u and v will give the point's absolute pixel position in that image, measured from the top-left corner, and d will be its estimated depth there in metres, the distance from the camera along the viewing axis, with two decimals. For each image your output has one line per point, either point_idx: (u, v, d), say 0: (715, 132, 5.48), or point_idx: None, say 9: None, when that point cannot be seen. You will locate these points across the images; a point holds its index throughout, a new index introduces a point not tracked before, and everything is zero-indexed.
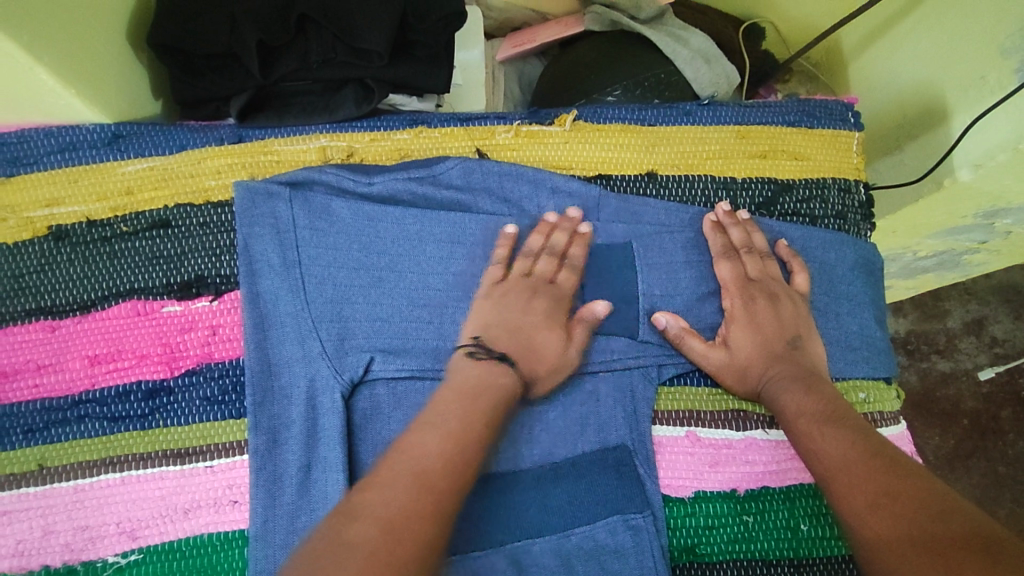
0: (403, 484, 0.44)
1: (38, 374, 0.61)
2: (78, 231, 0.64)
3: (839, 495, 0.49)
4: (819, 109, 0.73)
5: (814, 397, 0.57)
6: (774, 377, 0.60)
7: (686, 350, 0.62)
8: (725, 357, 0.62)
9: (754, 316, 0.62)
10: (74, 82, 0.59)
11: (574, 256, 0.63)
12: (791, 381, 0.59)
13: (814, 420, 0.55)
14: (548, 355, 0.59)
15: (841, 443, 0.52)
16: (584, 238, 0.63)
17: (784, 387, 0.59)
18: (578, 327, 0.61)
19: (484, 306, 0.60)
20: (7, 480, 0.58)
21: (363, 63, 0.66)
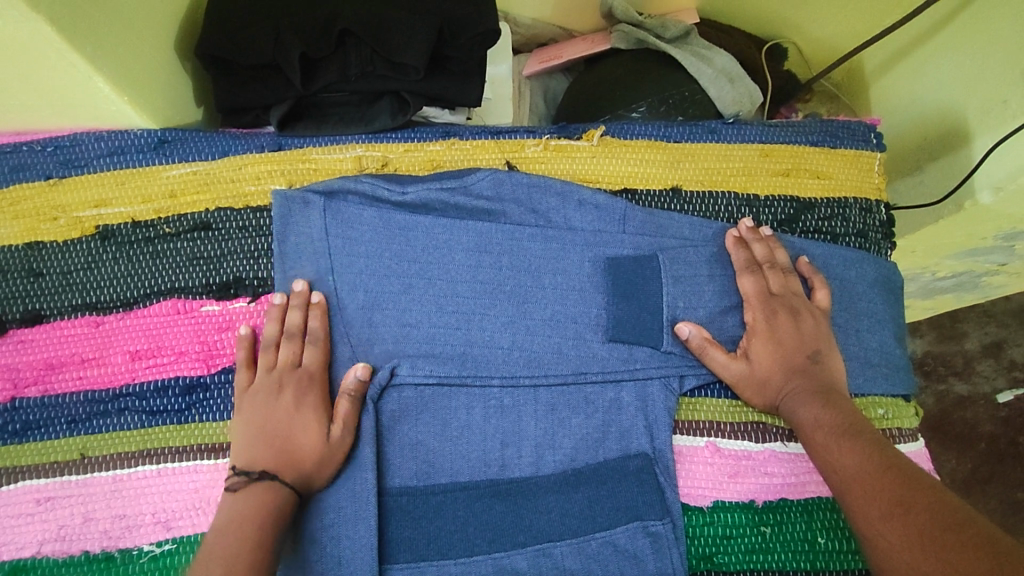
0: None
1: (84, 367, 0.64)
2: (123, 232, 0.67)
3: (853, 507, 0.51)
4: (841, 130, 0.74)
5: (829, 407, 0.58)
6: (793, 394, 0.61)
7: (710, 364, 0.63)
8: (743, 369, 0.63)
9: (776, 330, 0.63)
10: (127, 89, 0.62)
11: (312, 329, 0.61)
12: (808, 393, 0.60)
13: (831, 430, 0.56)
14: (312, 448, 0.57)
15: (856, 454, 0.53)
16: (320, 307, 0.62)
17: (802, 403, 0.60)
18: (343, 401, 0.59)
19: (242, 421, 0.59)
20: (52, 467, 0.61)
21: (400, 76, 0.68)
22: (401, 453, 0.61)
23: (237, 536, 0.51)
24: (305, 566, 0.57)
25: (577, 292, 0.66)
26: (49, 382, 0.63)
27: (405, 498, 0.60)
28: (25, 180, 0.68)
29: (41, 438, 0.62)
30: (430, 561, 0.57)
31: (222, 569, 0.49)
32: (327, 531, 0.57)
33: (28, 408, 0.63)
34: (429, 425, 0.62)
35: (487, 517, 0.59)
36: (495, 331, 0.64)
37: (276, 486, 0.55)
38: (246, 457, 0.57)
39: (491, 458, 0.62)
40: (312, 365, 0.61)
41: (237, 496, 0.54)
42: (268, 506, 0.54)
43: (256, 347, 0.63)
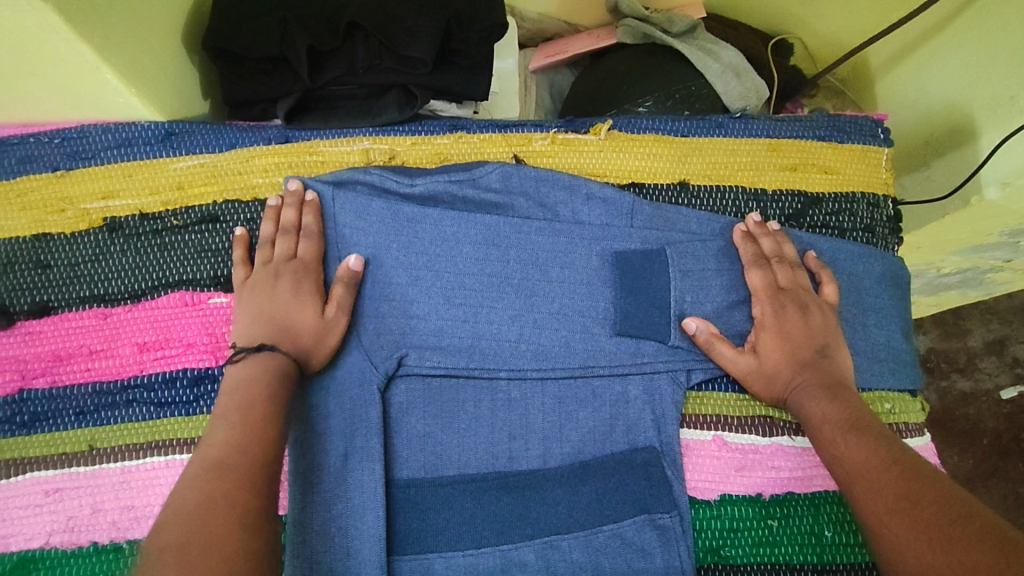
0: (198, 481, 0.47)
1: (92, 358, 0.64)
2: (131, 223, 0.67)
3: (860, 503, 0.51)
4: (849, 124, 0.74)
5: (836, 402, 0.58)
6: (802, 387, 0.61)
7: (718, 357, 0.63)
8: (750, 361, 0.63)
9: (783, 322, 0.63)
10: (134, 81, 0.62)
11: (306, 225, 0.63)
12: (818, 388, 0.60)
13: (837, 426, 0.57)
14: (310, 326, 0.59)
15: (862, 450, 0.54)
16: (314, 205, 0.64)
17: (810, 397, 0.60)
18: (337, 287, 0.61)
19: (242, 308, 0.61)
20: (60, 458, 0.61)
21: (408, 70, 0.68)
22: (409, 445, 0.61)
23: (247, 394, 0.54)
24: (312, 558, 0.56)
25: (585, 285, 0.66)
26: (57, 374, 0.63)
27: (412, 490, 0.60)
28: (33, 172, 0.68)
29: (50, 430, 0.62)
30: (438, 552, 0.58)
31: (236, 424, 0.52)
32: (335, 523, 0.57)
33: (36, 399, 0.63)
34: (437, 418, 0.62)
35: (494, 509, 0.60)
36: (502, 324, 0.64)
37: (278, 353, 0.57)
38: (246, 337, 0.59)
39: (498, 450, 0.62)
40: (307, 256, 0.63)
41: (242, 364, 0.57)
42: (274, 367, 0.56)
43: (252, 247, 0.65)
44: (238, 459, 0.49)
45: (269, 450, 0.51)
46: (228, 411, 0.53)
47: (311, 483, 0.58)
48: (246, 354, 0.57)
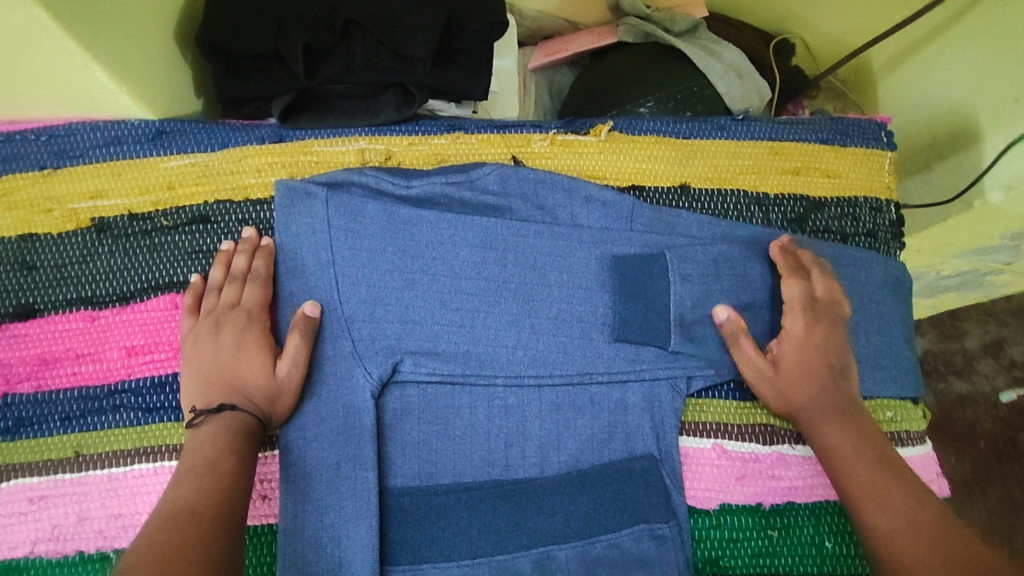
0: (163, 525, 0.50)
1: (77, 363, 0.62)
2: (119, 224, 0.65)
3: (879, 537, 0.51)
4: (852, 127, 0.73)
5: (851, 429, 0.58)
6: (819, 412, 0.60)
7: (739, 355, 0.62)
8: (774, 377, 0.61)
9: (805, 340, 0.62)
10: (124, 79, 0.60)
11: (256, 270, 0.63)
12: (829, 413, 0.60)
13: (852, 452, 0.57)
14: (262, 384, 0.59)
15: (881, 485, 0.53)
16: (267, 251, 0.64)
17: (826, 423, 0.59)
18: (292, 335, 0.60)
19: (187, 364, 0.61)
20: (44, 465, 0.59)
21: (405, 68, 0.67)
22: (403, 453, 0.60)
23: (211, 446, 0.56)
24: (303, 568, 0.56)
25: (583, 290, 0.65)
26: (42, 378, 0.62)
27: (407, 498, 0.59)
28: (18, 170, 0.66)
29: (35, 436, 0.60)
30: (432, 563, 0.56)
31: (199, 471, 0.54)
32: (328, 532, 0.56)
33: (21, 404, 0.61)
34: (431, 424, 0.61)
35: (490, 518, 0.58)
36: (499, 329, 0.63)
37: (236, 414, 0.58)
38: (199, 400, 0.59)
39: (494, 458, 0.61)
40: (252, 303, 0.62)
41: (201, 425, 0.58)
42: (231, 421, 0.58)
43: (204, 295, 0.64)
44: (197, 505, 0.52)
45: (229, 492, 0.54)
46: (190, 465, 0.55)
47: (303, 492, 0.58)
48: (205, 416, 0.58)
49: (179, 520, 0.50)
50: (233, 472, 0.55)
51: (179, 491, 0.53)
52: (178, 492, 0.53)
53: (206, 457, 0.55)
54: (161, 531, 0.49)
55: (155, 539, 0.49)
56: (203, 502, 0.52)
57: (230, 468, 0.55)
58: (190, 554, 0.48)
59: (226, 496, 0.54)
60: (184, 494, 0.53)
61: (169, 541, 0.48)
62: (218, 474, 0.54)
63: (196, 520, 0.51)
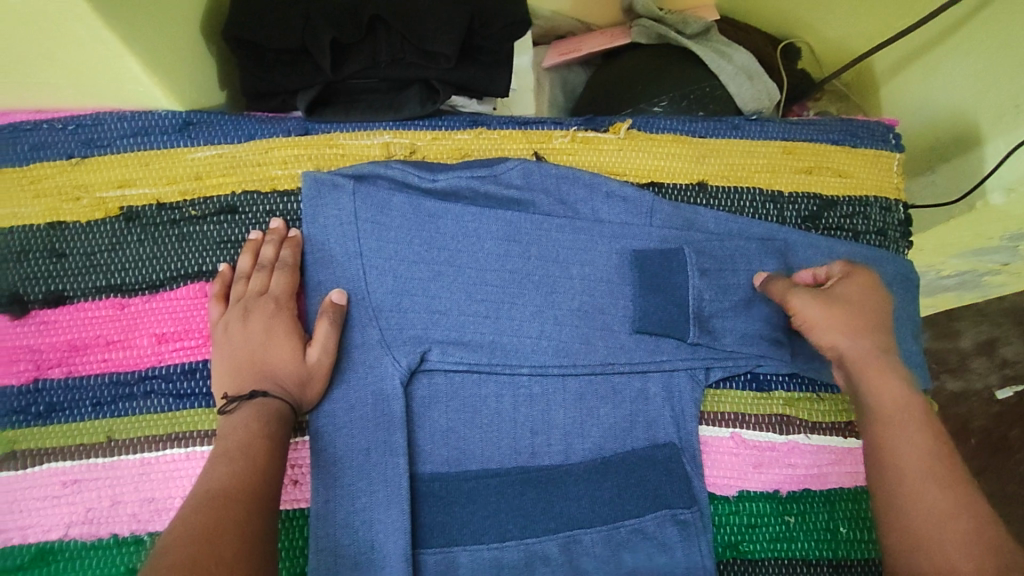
0: (198, 508, 0.50)
1: (108, 349, 0.63)
2: (147, 213, 0.66)
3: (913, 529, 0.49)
4: (862, 129, 0.75)
5: (905, 387, 0.55)
6: (873, 360, 0.56)
7: (788, 292, 0.60)
8: (830, 312, 0.57)
9: (858, 297, 0.59)
10: (156, 70, 0.61)
11: (284, 259, 0.64)
12: (883, 365, 0.56)
13: (901, 422, 0.54)
14: (293, 371, 0.60)
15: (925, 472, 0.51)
16: (294, 241, 0.66)
17: (875, 372, 0.56)
18: (321, 322, 0.61)
19: (218, 351, 0.61)
20: (76, 450, 0.60)
21: (431, 64, 0.68)
22: (432, 440, 0.62)
23: (245, 431, 0.57)
24: (336, 551, 0.57)
25: (605, 283, 0.67)
26: (72, 364, 0.62)
27: (437, 484, 0.60)
28: (47, 159, 0.66)
29: (66, 421, 0.61)
30: (462, 545, 0.59)
31: (234, 458, 0.55)
32: (360, 516, 0.58)
33: (52, 389, 0.61)
34: (458, 412, 0.63)
35: (519, 503, 0.60)
36: (523, 320, 0.65)
37: (268, 400, 0.59)
38: (231, 386, 0.60)
39: (521, 446, 0.63)
40: (280, 291, 0.63)
41: (233, 413, 0.58)
42: (263, 409, 0.58)
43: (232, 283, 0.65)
44: (231, 490, 0.52)
45: (262, 477, 0.55)
46: (223, 450, 0.56)
47: (334, 478, 0.59)
48: (238, 403, 0.59)
49: (214, 504, 0.51)
50: (267, 457, 0.56)
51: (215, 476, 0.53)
52: (211, 478, 0.54)
53: (239, 441, 0.56)
54: (198, 515, 0.50)
55: (191, 521, 0.49)
56: (237, 486, 0.53)
57: (264, 455, 0.56)
58: (229, 537, 0.49)
59: (259, 480, 0.54)
60: (219, 479, 0.53)
61: (205, 522, 0.49)
62: (252, 460, 0.55)
63: (230, 504, 0.51)
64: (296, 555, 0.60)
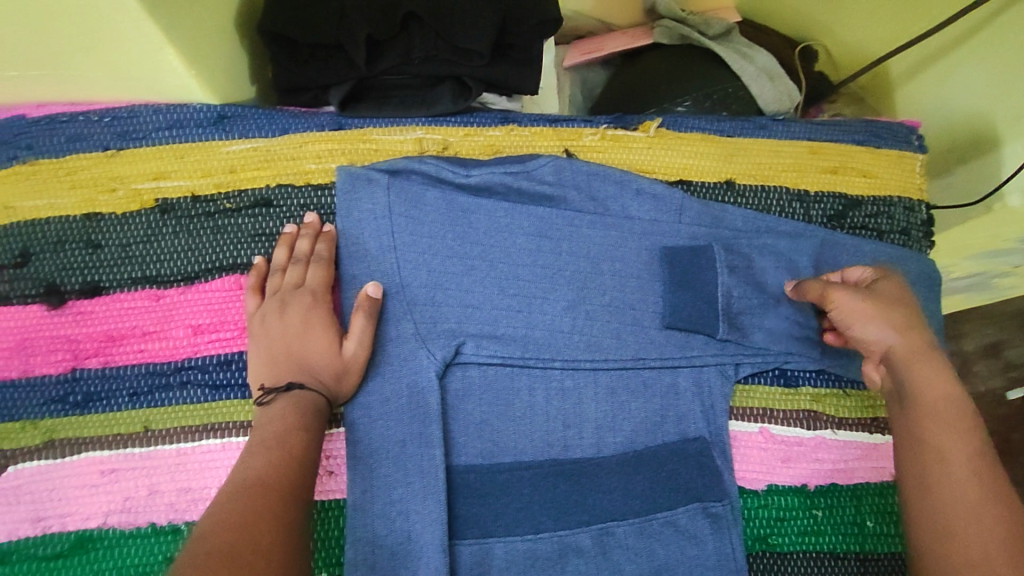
0: (236, 495, 0.51)
1: (144, 340, 0.63)
2: (183, 205, 0.66)
3: (945, 517, 0.51)
4: (885, 130, 0.76)
5: (952, 381, 0.56)
6: (918, 354, 0.57)
7: (828, 290, 0.60)
8: (874, 308, 0.58)
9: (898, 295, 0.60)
10: (195, 63, 0.62)
11: (319, 253, 0.65)
12: (928, 360, 0.57)
13: (940, 420, 0.54)
14: (330, 363, 0.61)
15: (959, 464, 0.52)
16: (329, 236, 0.66)
17: (918, 368, 0.57)
18: (357, 316, 0.61)
19: (255, 343, 0.62)
20: (114, 439, 0.60)
21: (462, 61, 0.69)
22: (466, 432, 0.62)
23: (282, 422, 0.57)
24: (374, 541, 0.58)
25: (636, 279, 0.67)
26: (109, 354, 0.62)
27: (472, 475, 0.61)
28: (83, 150, 0.67)
29: (104, 410, 0.61)
30: (497, 537, 0.59)
31: (272, 448, 0.55)
32: (397, 506, 0.59)
33: (89, 379, 0.62)
34: (492, 404, 0.63)
35: (553, 495, 0.61)
36: (555, 315, 0.65)
37: (304, 392, 0.59)
38: (268, 377, 0.61)
39: (553, 439, 0.63)
40: (316, 284, 0.64)
41: (271, 404, 0.59)
42: (301, 401, 0.59)
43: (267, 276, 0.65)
44: (269, 480, 0.53)
45: (298, 469, 0.55)
46: (260, 440, 0.56)
47: (370, 469, 0.60)
48: (276, 394, 0.59)
49: (250, 492, 0.51)
50: (304, 450, 0.56)
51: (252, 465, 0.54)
52: (247, 468, 0.54)
53: (277, 432, 0.57)
54: (236, 503, 0.50)
55: (229, 508, 0.50)
56: (274, 476, 0.53)
57: (302, 448, 0.56)
58: (264, 524, 0.49)
59: (295, 472, 0.54)
60: (256, 469, 0.54)
61: (242, 509, 0.49)
62: (290, 453, 0.55)
63: (266, 493, 0.51)
64: (331, 546, 0.60)
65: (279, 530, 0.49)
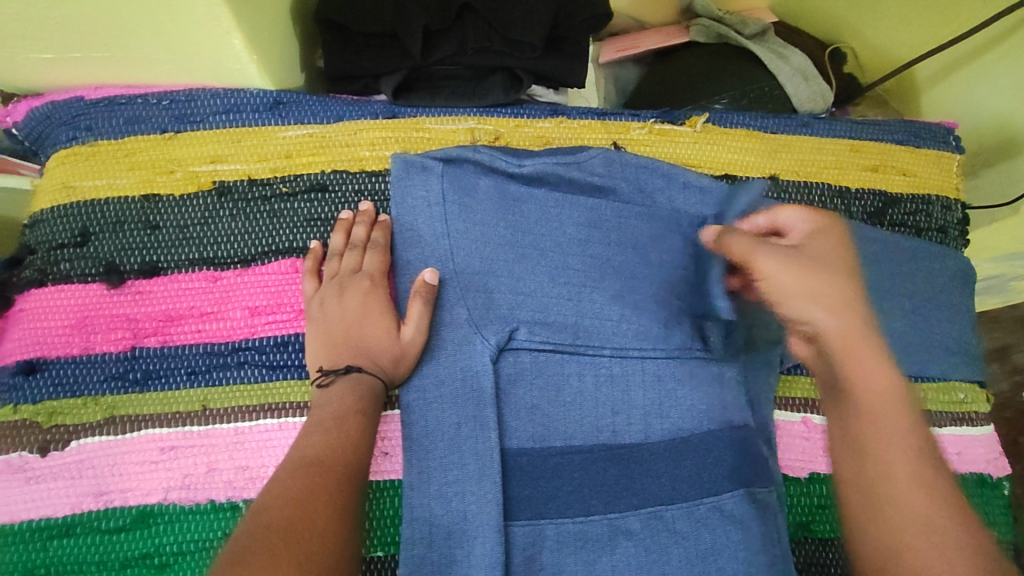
0: (299, 474, 0.52)
1: (202, 320, 0.64)
2: (239, 188, 0.67)
3: (887, 512, 0.49)
4: (924, 131, 0.78)
5: (890, 374, 0.55)
6: (854, 338, 0.55)
7: (749, 254, 0.60)
8: (798, 277, 0.57)
9: (823, 254, 0.60)
10: (257, 49, 0.63)
11: (376, 240, 0.67)
12: (862, 342, 0.55)
13: (884, 405, 0.53)
14: (388, 348, 0.62)
15: (904, 449, 0.51)
16: (385, 225, 0.68)
17: (854, 355, 0.55)
18: (415, 302, 0.63)
19: (312, 326, 0.63)
20: (174, 417, 0.61)
21: (515, 52, 0.70)
22: (518, 417, 0.63)
23: (340, 403, 0.59)
24: (431, 520, 0.59)
25: (681, 270, 0.69)
26: (167, 334, 0.63)
27: (524, 458, 0.62)
28: (141, 132, 0.68)
29: (163, 389, 0.62)
30: (549, 519, 0.61)
31: (331, 429, 0.56)
32: (452, 487, 0.60)
33: (148, 357, 0.63)
34: (544, 390, 0.64)
35: (602, 479, 0.62)
36: (603, 304, 0.66)
37: (364, 376, 0.61)
38: (325, 360, 0.62)
39: (603, 424, 0.64)
40: (374, 269, 0.65)
41: (329, 387, 0.60)
42: (359, 384, 0.60)
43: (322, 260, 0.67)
44: (329, 458, 0.54)
45: (356, 449, 0.56)
46: (319, 421, 0.58)
47: (425, 450, 0.61)
48: (333, 376, 0.60)
49: (309, 471, 0.53)
50: (362, 429, 0.58)
51: (312, 445, 0.55)
52: (304, 449, 0.55)
53: (335, 413, 0.58)
54: (298, 482, 0.51)
55: (288, 485, 0.51)
56: (332, 456, 0.54)
57: (359, 429, 0.58)
58: (327, 505, 0.50)
59: (353, 451, 0.56)
60: (314, 448, 0.55)
61: (303, 484, 0.51)
62: (349, 434, 0.57)
63: (323, 475, 0.52)
64: (387, 524, 0.62)
65: (337, 510, 0.51)
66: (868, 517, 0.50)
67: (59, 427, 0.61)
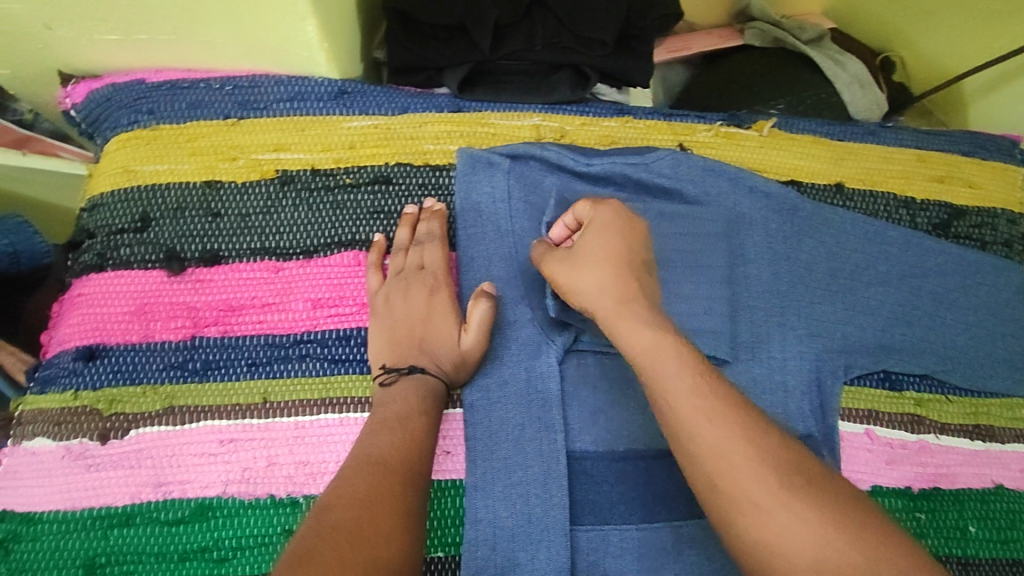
0: (364, 473, 0.50)
1: (263, 311, 0.63)
2: (303, 177, 0.66)
3: (718, 484, 0.47)
4: (989, 143, 0.77)
5: (650, 331, 0.53)
6: (621, 311, 0.55)
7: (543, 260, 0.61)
8: (574, 276, 0.58)
9: (598, 248, 0.58)
10: (327, 37, 0.62)
11: (434, 232, 0.65)
12: (627, 314, 0.55)
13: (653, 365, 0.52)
14: (450, 351, 0.60)
15: (718, 421, 0.48)
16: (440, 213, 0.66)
17: (624, 323, 0.55)
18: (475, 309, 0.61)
19: (375, 323, 0.62)
20: (233, 409, 0.60)
21: (585, 50, 0.68)
22: (581, 419, 0.62)
23: (404, 403, 0.57)
24: (495, 522, 0.58)
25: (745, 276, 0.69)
26: (228, 324, 0.62)
27: (589, 462, 0.61)
28: (203, 117, 0.67)
29: (222, 380, 0.61)
30: (614, 525, 0.59)
31: (397, 430, 0.54)
32: (516, 490, 0.59)
33: (209, 347, 0.61)
34: (609, 395, 0.63)
35: (668, 486, 0.61)
36: None
37: (427, 377, 0.59)
38: (388, 357, 0.60)
39: None
40: (436, 267, 0.64)
41: (392, 386, 0.58)
42: (421, 385, 0.59)
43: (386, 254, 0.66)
44: (393, 458, 0.52)
45: (419, 446, 0.54)
46: (383, 420, 0.55)
47: (488, 450, 0.60)
48: (397, 375, 0.59)
49: (373, 470, 0.51)
50: (426, 428, 0.56)
51: (378, 445, 0.53)
52: (367, 450, 0.53)
53: (400, 413, 0.56)
54: (362, 482, 0.49)
55: (351, 483, 0.49)
56: (397, 454, 0.52)
57: (423, 429, 0.55)
58: (393, 508, 0.48)
59: (416, 450, 0.54)
60: (379, 446, 0.53)
61: (369, 485, 0.49)
62: (414, 434, 0.55)
63: (387, 475, 0.50)
64: (449, 527, 0.60)
65: (404, 511, 0.48)
66: (705, 488, 0.47)
67: (117, 416, 0.59)
